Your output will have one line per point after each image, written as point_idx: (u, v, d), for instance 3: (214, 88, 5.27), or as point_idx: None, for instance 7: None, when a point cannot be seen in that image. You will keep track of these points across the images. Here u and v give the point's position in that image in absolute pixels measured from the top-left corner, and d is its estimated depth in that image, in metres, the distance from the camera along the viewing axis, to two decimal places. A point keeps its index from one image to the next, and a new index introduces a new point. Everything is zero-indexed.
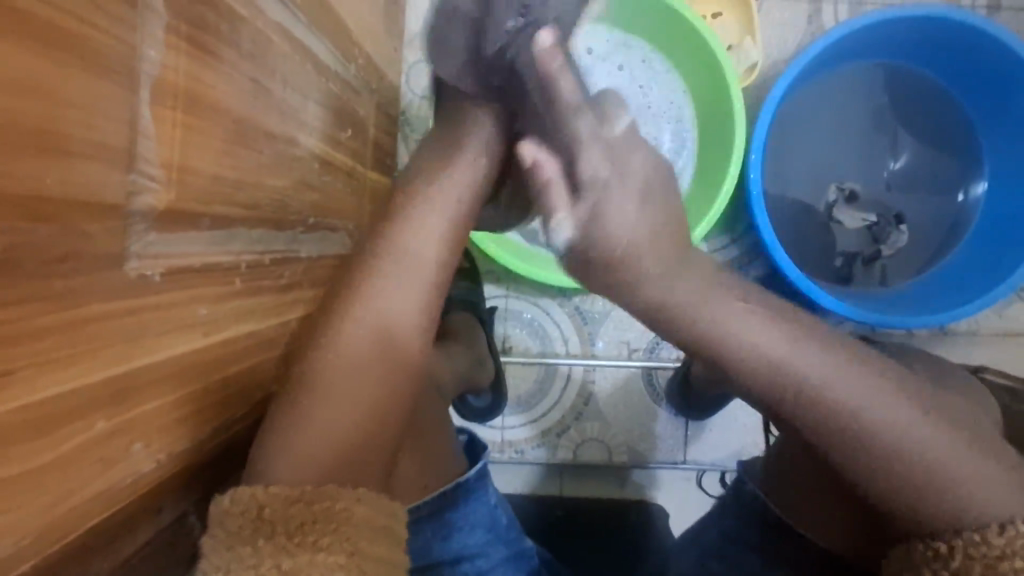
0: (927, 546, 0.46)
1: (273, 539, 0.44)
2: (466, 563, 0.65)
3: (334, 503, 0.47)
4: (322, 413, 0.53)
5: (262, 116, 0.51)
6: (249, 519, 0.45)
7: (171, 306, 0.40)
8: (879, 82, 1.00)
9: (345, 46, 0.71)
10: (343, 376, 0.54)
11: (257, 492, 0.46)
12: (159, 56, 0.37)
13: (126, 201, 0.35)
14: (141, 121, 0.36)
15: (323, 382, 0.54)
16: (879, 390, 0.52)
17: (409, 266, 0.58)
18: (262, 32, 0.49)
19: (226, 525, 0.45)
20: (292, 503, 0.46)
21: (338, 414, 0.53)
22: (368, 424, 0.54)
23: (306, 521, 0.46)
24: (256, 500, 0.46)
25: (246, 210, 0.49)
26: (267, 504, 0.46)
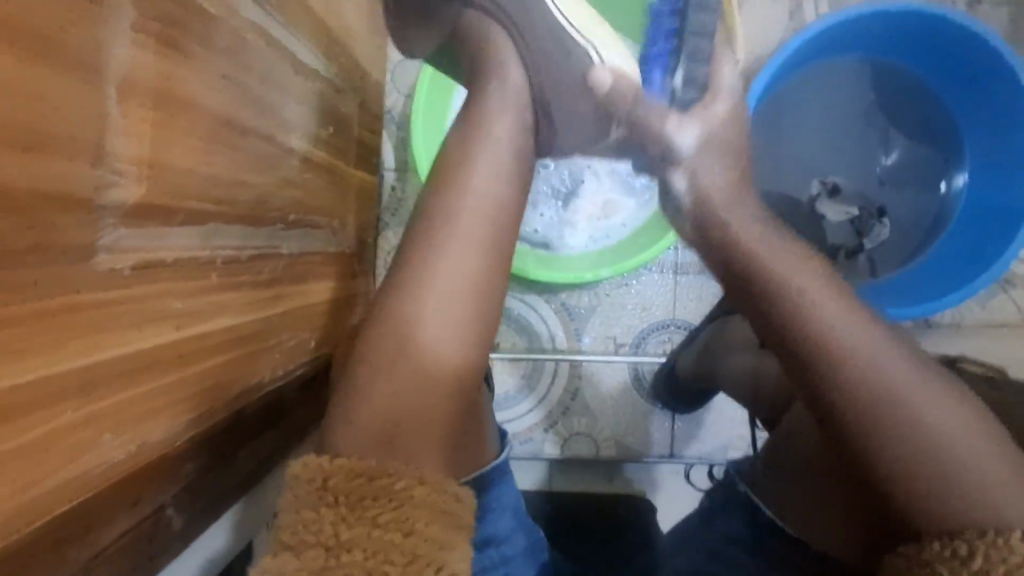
0: (950, 553, 0.44)
1: (336, 510, 0.47)
2: (496, 545, 0.64)
3: (395, 481, 0.49)
4: (396, 382, 0.54)
5: (240, 114, 0.52)
6: (314, 489, 0.47)
7: (141, 300, 0.41)
8: (862, 76, 1.01)
9: (326, 45, 0.72)
10: (403, 355, 0.54)
11: (324, 462, 0.48)
12: (127, 54, 0.37)
13: (96, 194, 0.36)
14: (109, 118, 0.37)
15: (382, 356, 0.54)
16: (924, 386, 0.49)
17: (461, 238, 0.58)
18: (236, 31, 0.50)
19: (295, 490, 0.48)
20: (354, 478, 0.48)
21: (399, 400, 0.54)
22: (427, 411, 0.54)
23: (366, 496, 0.48)
24: (320, 471, 0.48)
25: (223, 206, 0.50)
26: (331, 475, 0.48)
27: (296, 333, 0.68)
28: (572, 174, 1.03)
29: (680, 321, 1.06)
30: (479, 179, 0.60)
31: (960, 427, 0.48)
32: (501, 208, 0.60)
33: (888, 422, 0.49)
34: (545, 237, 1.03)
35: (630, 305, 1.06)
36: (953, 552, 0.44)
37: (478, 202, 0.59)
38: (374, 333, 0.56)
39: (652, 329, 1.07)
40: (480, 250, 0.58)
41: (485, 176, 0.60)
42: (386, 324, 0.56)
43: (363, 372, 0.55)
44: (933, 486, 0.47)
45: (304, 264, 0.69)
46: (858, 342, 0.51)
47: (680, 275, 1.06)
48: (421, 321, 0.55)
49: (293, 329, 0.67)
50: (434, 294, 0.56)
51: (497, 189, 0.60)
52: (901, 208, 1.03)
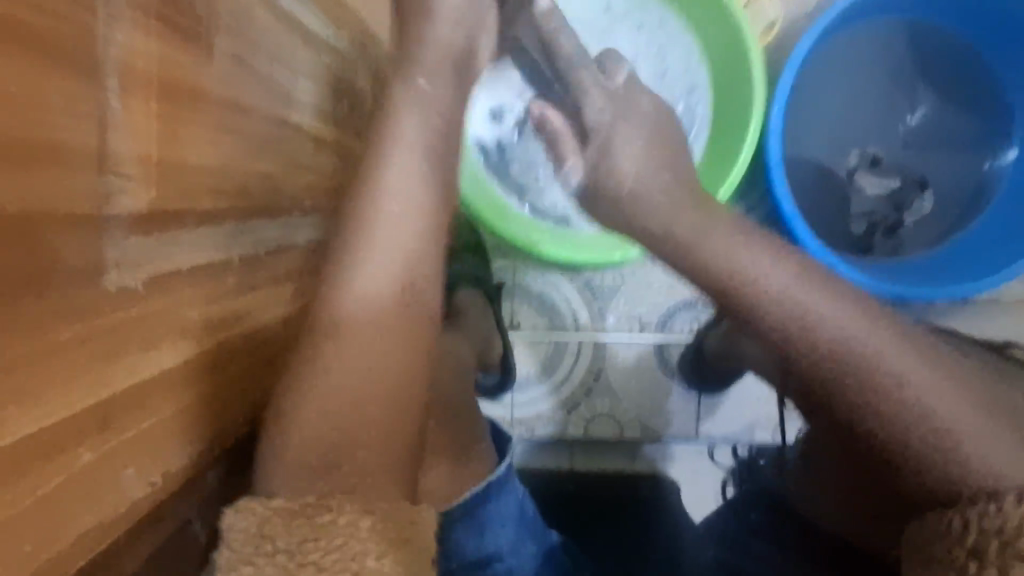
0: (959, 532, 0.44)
1: (274, 559, 0.43)
2: (501, 560, 0.63)
3: (336, 517, 0.44)
4: (331, 407, 0.47)
5: (249, 97, 0.47)
6: (252, 538, 0.43)
7: (158, 317, 0.37)
8: (904, 38, 0.93)
9: (335, 12, 0.66)
10: (343, 372, 0.48)
11: (264, 509, 0.44)
12: (126, 39, 0.32)
13: (100, 206, 0.32)
14: (110, 117, 0.32)
15: (318, 373, 0.48)
16: (926, 380, 0.49)
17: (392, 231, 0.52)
18: (243, 3, 0.45)
19: (232, 546, 0.43)
20: (293, 518, 0.44)
21: (338, 415, 0.48)
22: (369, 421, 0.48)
23: (308, 537, 0.43)
24: (258, 519, 0.44)
25: (234, 201, 0.46)
26: (270, 524, 0.44)
27: None
28: None
29: (707, 299, 1.02)
30: (410, 165, 0.55)
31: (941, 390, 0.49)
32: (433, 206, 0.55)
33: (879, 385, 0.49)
34: (563, 212, 0.97)
35: (656, 283, 1.02)
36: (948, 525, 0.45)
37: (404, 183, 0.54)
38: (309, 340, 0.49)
39: (679, 307, 1.03)
40: (423, 247, 0.54)
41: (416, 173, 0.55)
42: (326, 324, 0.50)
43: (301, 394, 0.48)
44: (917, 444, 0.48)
45: None
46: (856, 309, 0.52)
47: None
48: (359, 319, 0.50)
49: None
50: (368, 293, 0.50)
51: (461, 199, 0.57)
52: (942, 178, 0.96)
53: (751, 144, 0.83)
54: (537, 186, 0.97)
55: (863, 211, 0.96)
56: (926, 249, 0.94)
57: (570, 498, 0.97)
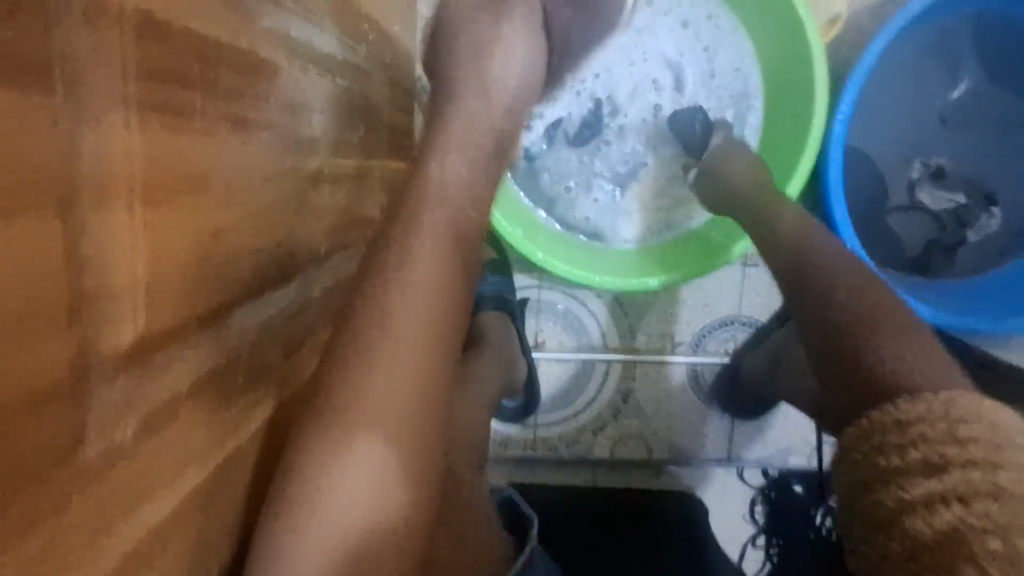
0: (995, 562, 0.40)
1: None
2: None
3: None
4: (346, 472, 0.43)
5: (257, 158, 0.40)
6: None
7: (145, 458, 0.32)
8: (979, 38, 0.83)
9: (353, 24, 0.58)
10: (371, 427, 0.44)
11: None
12: (108, 144, 0.26)
13: (79, 358, 0.26)
14: (90, 247, 0.26)
15: (355, 423, 0.44)
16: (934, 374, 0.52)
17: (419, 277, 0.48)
18: (248, 50, 0.37)
19: None
20: None
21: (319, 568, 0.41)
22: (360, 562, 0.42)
23: None
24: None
25: (240, 284, 0.40)
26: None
27: None
28: (631, 154, 0.88)
29: (746, 317, 0.96)
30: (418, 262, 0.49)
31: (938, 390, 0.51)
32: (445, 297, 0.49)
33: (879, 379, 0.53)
34: (596, 226, 0.89)
35: (691, 301, 0.95)
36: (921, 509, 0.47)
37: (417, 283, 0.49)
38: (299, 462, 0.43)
39: (715, 326, 0.96)
40: (438, 298, 0.49)
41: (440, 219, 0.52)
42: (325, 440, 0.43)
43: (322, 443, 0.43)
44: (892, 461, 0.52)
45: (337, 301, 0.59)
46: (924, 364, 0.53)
47: (749, 268, 0.94)
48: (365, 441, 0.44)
49: None
50: (386, 391, 0.45)
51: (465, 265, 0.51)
52: (992, 173, 0.87)
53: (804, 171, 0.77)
54: (568, 198, 0.89)
55: (898, 206, 0.88)
56: (983, 273, 0.86)
57: (587, 534, 0.92)
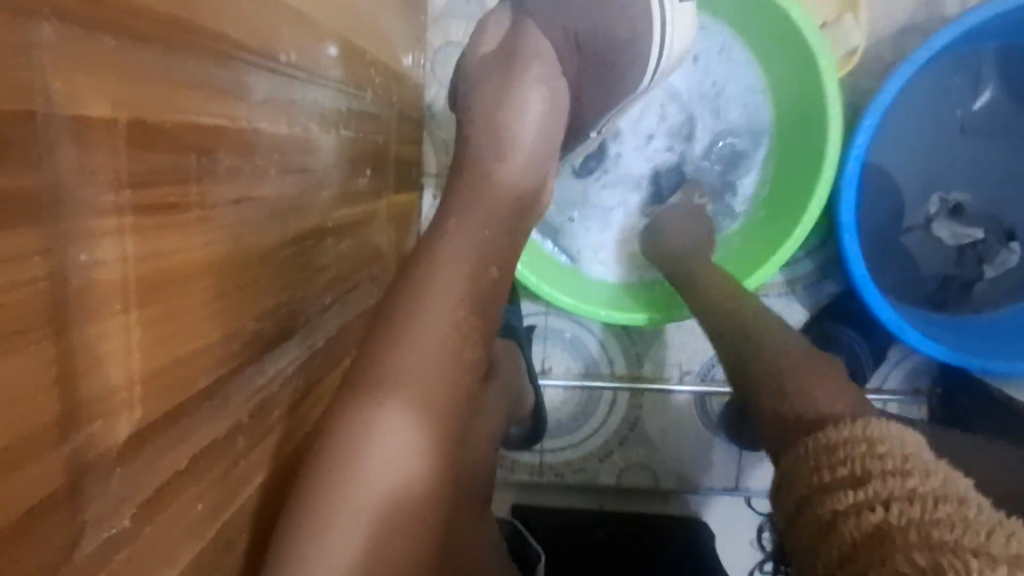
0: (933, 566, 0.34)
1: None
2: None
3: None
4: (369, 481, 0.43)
5: (258, 228, 0.41)
6: None
7: (149, 538, 0.33)
8: (998, 71, 0.81)
9: (359, 73, 0.59)
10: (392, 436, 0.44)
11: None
12: (100, 254, 0.27)
13: (75, 462, 0.27)
14: (83, 355, 0.27)
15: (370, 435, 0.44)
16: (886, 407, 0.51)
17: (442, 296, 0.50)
18: (246, 127, 0.38)
19: None
20: None
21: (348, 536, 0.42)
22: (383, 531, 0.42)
23: None
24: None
25: (240, 353, 0.40)
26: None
27: None
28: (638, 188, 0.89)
29: None
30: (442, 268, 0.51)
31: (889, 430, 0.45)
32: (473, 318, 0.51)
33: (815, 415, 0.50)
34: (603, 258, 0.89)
35: (700, 330, 0.95)
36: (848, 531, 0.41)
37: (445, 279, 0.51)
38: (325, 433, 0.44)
39: None
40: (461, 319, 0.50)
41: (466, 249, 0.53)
42: (352, 407, 0.45)
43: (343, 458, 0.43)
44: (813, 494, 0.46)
45: (342, 347, 0.60)
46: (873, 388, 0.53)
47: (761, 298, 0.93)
48: (397, 414, 0.45)
49: None
50: (416, 370, 0.46)
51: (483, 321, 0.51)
52: (1011, 197, 0.85)
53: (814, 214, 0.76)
54: (575, 230, 0.89)
55: (912, 225, 0.86)
56: (1004, 309, 0.84)
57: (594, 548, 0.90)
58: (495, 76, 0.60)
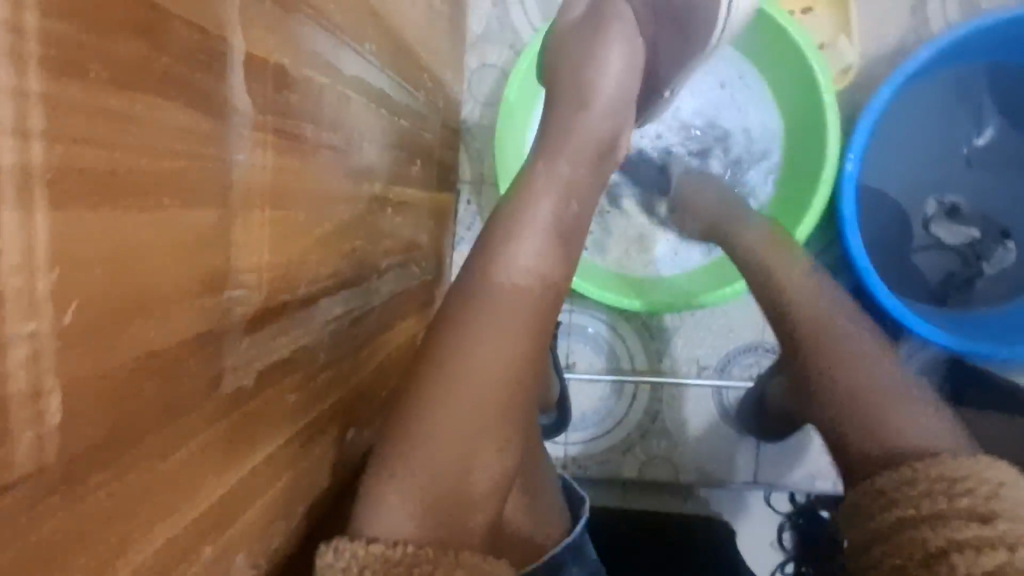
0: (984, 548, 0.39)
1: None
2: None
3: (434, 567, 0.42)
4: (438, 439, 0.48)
5: (343, 179, 0.49)
6: None
7: (261, 408, 0.39)
8: (983, 84, 0.89)
9: (414, 75, 0.68)
10: (463, 398, 0.49)
11: (358, 549, 0.43)
12: (249, 157, 0.34)
13: (225, 317, 0.33)
14: (236, 232, 0.34)
15: (439, 392, 0.49)
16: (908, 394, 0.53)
17: (507, 286, 0.53)
18: (343, 95, 0.47)
19: None
20: None
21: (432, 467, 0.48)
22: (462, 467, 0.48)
23: None
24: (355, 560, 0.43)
25: (325, 282, 0.47)
26: (366, 564, 0.43)
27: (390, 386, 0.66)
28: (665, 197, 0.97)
29: (769, 344, 1.01)
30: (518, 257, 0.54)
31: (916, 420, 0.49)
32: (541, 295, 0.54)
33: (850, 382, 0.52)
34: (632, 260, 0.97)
35: (716, 327, 1.01)
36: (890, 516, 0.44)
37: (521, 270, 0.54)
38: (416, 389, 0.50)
39: (738, 351, 1.01)
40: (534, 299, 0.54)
41: (537, 233, 0.55)
42: (425, 377, 0.50)
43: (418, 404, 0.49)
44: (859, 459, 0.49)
45: (391, 313, 0.67)
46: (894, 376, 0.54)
47: None
48: (470, 371, 0.49)
49: (388, 381, 0.65)
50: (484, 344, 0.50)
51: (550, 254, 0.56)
52: (1011, 213, 0.91)
53: (812, 218, 0.83)
54: (602, 235, 0.97)
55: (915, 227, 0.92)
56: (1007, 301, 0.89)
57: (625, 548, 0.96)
58: (586, 31, 0.63)
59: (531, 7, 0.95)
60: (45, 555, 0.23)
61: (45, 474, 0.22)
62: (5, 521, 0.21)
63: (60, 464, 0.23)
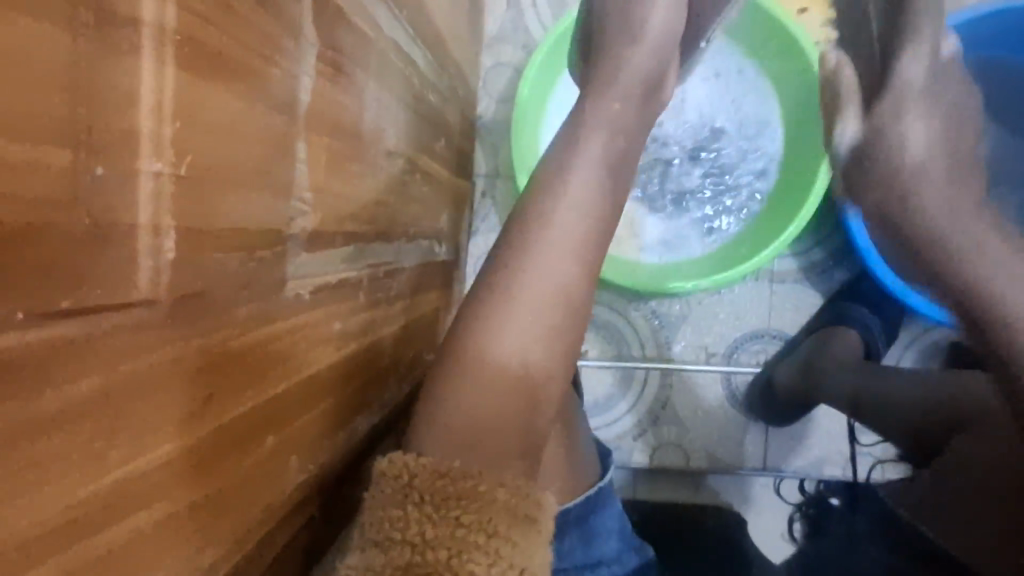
0: None
1: (422, 510, 0.45)
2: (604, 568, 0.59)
3: (478, 482, 0.46)
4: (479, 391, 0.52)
5: (381, 130, 0.52)
6: None
7: (314, 322, 0.41)
8: None
9: (438, 57, 0.72)
10: (503, 355, 0.54)
11: (409, 460, 0.47)
12: (311, 83, 0.38)
13: (286, 223, 0.36)
14: (296, 146, 0.37)
15: (478, 348, 0.53)
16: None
17: (555, 243, 0.57)
18: (381, 51, 0.50)
19: None
20: None
21: (483, 396, 0.52)
22: (513, 393, 0.53)
23: None
24: (407, 469, 0.47)
25: (365, 226, 0.51)
26: (417, 474, 0.47)
27: (414, 347, 0.68)
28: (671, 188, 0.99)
29: (775, 330, 1.03)
30: (569, 201, 0.59)
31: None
32: (589, 233, 0.59)
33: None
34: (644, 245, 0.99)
35: (723, 314, 1.03)
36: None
37: (564, 224, 0.58)
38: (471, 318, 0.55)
39: (745, 338, 1.04)
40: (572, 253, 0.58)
41: (581, 189, 0.60)
42: (470, 331, 0.54)
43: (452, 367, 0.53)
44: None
45: (418, 279, 0.69)
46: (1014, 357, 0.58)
47: (776, 283, 1.02)
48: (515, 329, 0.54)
49: (412, 343, 0.68)
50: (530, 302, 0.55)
51: (597, 193, 0.61)
52: None
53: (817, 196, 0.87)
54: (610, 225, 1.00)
55: None
56: None
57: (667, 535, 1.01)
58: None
59: (544, 10, 1.01)
60: (159, 381, 0.26)
61: (158, 304, 0.25)
62: (129, 338, 0.24)
63: (168, 299, 0.25)
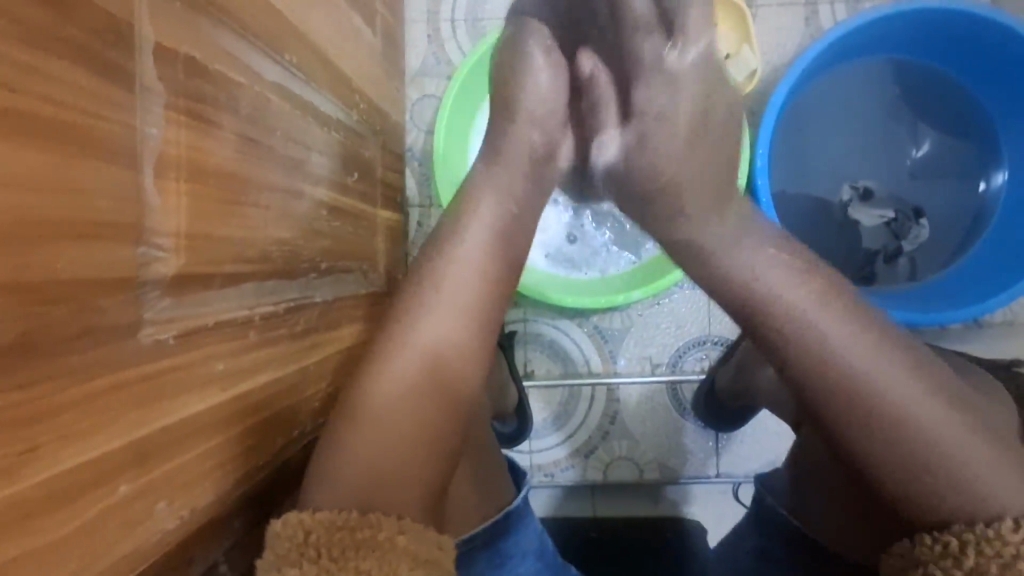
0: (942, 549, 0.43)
1: (317, 564, 0.42)
2: None
3: (377, 531, 0.44)
4: (370, 447, 0.50)
5: (268, 171, 0.53)
6: None
7: (186, 368, 0.42)
8: (884, 77, 0.97)
9: (345, 93, 0.73)
10: (394, 411, 0.52)
11: (305, 517, 0.45)
12: (161, 132, 0.39)
13: (138, 271, 0.38)
14: (147, 194, 0.38)
15: (366, 410, 0.52)
16: (888, 379, 0.48)
17: (443, 296, 0.57)
18: (262, 96, 0.52)
19: None
20: None
21: (381, 445, 0.51)
22: (410, 441, 0.52)
23: None
24: (302, 526, 0.44)
25: (256, 266, 0.51)
26: (313, 530, 0.44)
27: (335, 382, 0.68)
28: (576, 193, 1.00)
29: (717, 337, 1.04)
30: (456, 258, 0.59)
31: (989, 458, 0.46)
32: (477, 300, 0.58)
33: (850, 404, 0.49)
34: (567, 260, 1.00)
35: (665, 325, 1.04)
36: (944, 547, 0.43)
37: (458, 271, 0.58)
38: (365, 369, 0.55)
39: (689, 347, 1.05)
40: (477, 298, 0.58)
41: (475, 243, 0.59)
42: (372, 374, 0.54)
43: (344, 426, 0.52)
44: (942, 497, 0.46)
45: (336, 311, 0.70)
46: (902, 380, 0.48)
47: None
48: (403, 381, 0.53)
49: (329, 376, 0.67)
50: (427, 353, 0.55)
51: (486, 252, 0.60)
52: (924, 196, 0.98)
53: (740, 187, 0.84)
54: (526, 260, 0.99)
55: (833, 213, 0.98)
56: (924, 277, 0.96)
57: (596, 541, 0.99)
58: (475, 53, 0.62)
59: (463, 41, 1.04)
60: None
61: None
62: None
63: None
